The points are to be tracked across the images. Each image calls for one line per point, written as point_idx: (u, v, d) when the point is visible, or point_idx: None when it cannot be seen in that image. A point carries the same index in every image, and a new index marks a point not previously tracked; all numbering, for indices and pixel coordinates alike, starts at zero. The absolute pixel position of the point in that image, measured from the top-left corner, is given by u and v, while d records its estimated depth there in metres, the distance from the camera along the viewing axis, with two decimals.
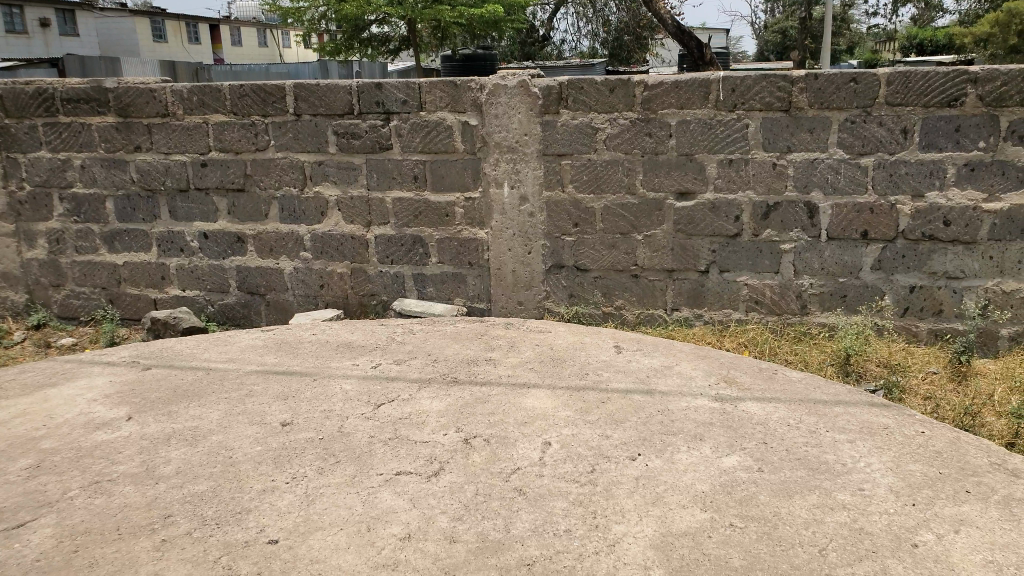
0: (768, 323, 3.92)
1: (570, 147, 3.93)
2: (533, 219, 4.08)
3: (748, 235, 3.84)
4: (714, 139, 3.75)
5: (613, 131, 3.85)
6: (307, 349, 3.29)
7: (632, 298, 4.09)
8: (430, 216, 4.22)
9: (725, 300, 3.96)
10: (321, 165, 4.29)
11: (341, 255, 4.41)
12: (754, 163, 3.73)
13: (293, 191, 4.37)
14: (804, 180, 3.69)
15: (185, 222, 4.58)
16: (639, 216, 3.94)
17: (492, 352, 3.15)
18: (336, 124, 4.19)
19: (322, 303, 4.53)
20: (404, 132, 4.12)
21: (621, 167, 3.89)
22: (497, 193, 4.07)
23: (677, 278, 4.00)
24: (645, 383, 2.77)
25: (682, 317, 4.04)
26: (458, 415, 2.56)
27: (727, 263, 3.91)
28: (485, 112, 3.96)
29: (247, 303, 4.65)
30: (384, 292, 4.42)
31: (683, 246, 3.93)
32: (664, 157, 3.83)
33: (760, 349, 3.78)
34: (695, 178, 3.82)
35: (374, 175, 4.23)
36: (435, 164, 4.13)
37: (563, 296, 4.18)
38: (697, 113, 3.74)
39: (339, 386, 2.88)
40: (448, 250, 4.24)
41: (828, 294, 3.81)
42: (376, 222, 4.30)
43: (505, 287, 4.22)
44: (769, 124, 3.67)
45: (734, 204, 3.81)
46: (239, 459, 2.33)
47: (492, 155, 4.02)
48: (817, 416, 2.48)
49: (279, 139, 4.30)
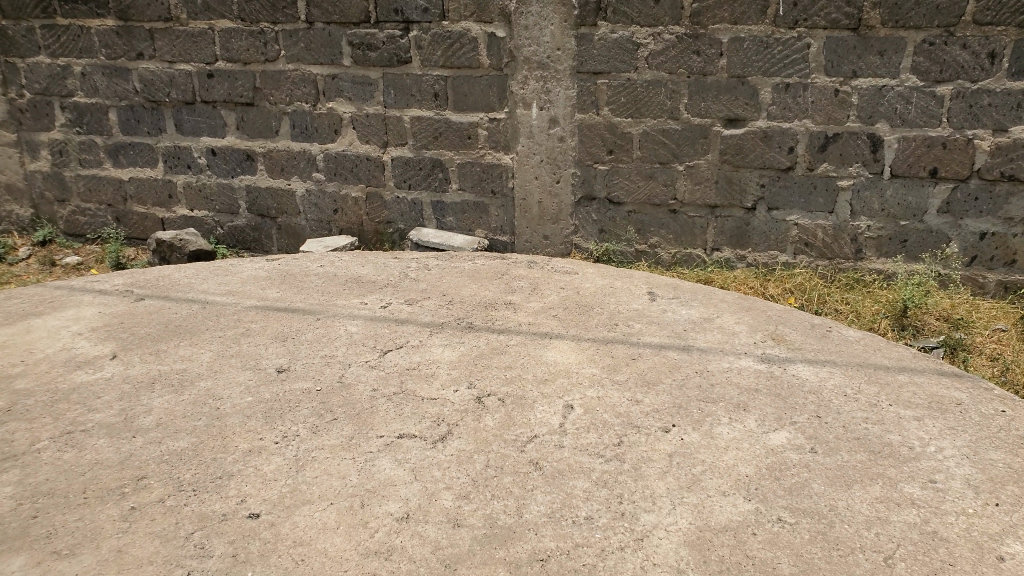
0: (818, 268, 3.58)
1: (608, 65, 3.52)
2: (563, 145, 3.72)
3: (801, 169, 3.45)
4: (770, 61, 3.32)
5: (656, 48, 3.43)
6: (312, 283, 3.03)
7: (668, 236, 3.76)
8: (452, 139, 3.88)
9: (772, 241, 3.61)
10: (335, 79, 3.93)
11: (356, 179, 4.11)
12: (815, 88, 3.31)
13: (305, 106, 4.04)
14: (869, 109, 3.27)
15: (192, 137, 4.29)
16: (681, 145, 3.56)
17: (512, 295, 2.87)
18: (350, 33, 3.81)
19: (336, 229, 4.26)
20: (425, 45, 3.73)
21: (664, 89, 3.49)
22: (525, 115, 3.71)
23: (719, 216, 3.65)
24: (682, 338, 2.48)
25: (722, 258, 3.71)
26: (471, 369, 2.31)
27: (776, 200, 3.53)
28: (513, 23, 3.55)
29: (258, 227, 4.40)
30: (400, 221, 4.14)
31: (727, 180, 3.56)
32: (713, 79, 3.41)
33: (807, 296, 3.45)
34: (747, 104, 3.41)
35: (391, 91, 3.87)
36: (458, 81, 3.75)
37: (593, 231, 3.86)
38: (752, 30, 3.29)
39: (343, 328, 2.63)
40: (470, 177, 3.92)
41: (887, 238, 3.44)
42: (393, 142, 3.97)
43: (530, 220, 3.91)
44: (834, 44, 3.22)
45: (788, 135, 3.41)
46: (228, 411, 2.10)
47: (521, 72, 3.63)
48: (878, 387, 2.18)
49: (289, 49, 3.94)
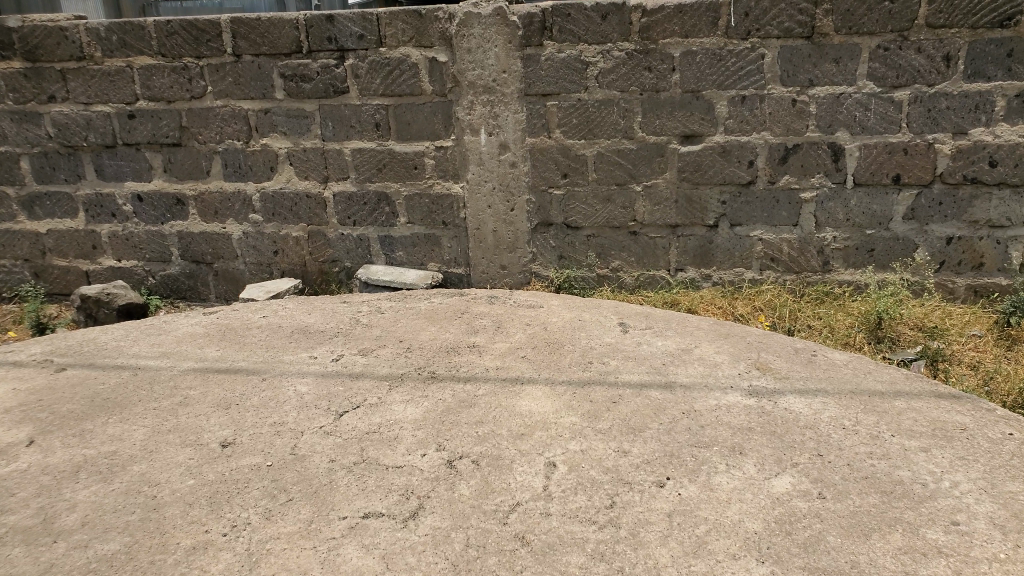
0: (786, 283, 3.47)
1: (557, 86, 3.37)
2: (515, 171, 3.55)
3: (762, 183, 3.34)
4: (724, 74, 3.21)
5: (606, 66, 3.29)
6: (255, 338, 2.77)
7: (630, 259, 3.61)
8: (397, 169, 3.66)
9: (737, 258, 3.50)
10: (268, 113, 3.69)
11: (296, 218, 3.85)
12: (771, 100, 3.21)
13: (237, 143, 3.78)
14: (828, 118, 3.19)
15: (115, 182, 3.97)
16: (638, 164, 3.43)
17: (475, 336, 2.66)
18: (282, 64, 3.58)
19: (279, 272, 4.00)
20: (363, 73, 3.52)
21: (617, 108, 3.35)
22: (474, 142, 3.52)
23: (681, 235, 3.51)
24: (663, 374, 2.31)
25: (687, 278, 3.57)
26: (438, 428, 2.09)
27: (739, 216, 3.42)
28: (455, 45, 3.38)
29: (193, 274, 4.10)
30: (347, 259, 3.89)
31: (688, 198, 3.44)
32: (666, 95, 3.29)
33: (778, 314, 3.34)
34: (703, 119, 3.29)
35: (330, 123, 3.64)
36: (401, 110, 3.55)
37: (552, 257, 3.68)
38: (704, 43, 3.18)
39: (292, 389, 2.38)
40: (419, 209, 3.71)
41: (854, 249, 3.36)
42: (334, 176, 3.74)
43: (485, 250, 3.71)
44: (788, 53, 3.13)
45: (747, 148, 3.30)
46: (165, 500, 1.84)
47: (467, 97, 3.45)
48: (876, 415, 2.05)
49: (216, 84, 3.67)
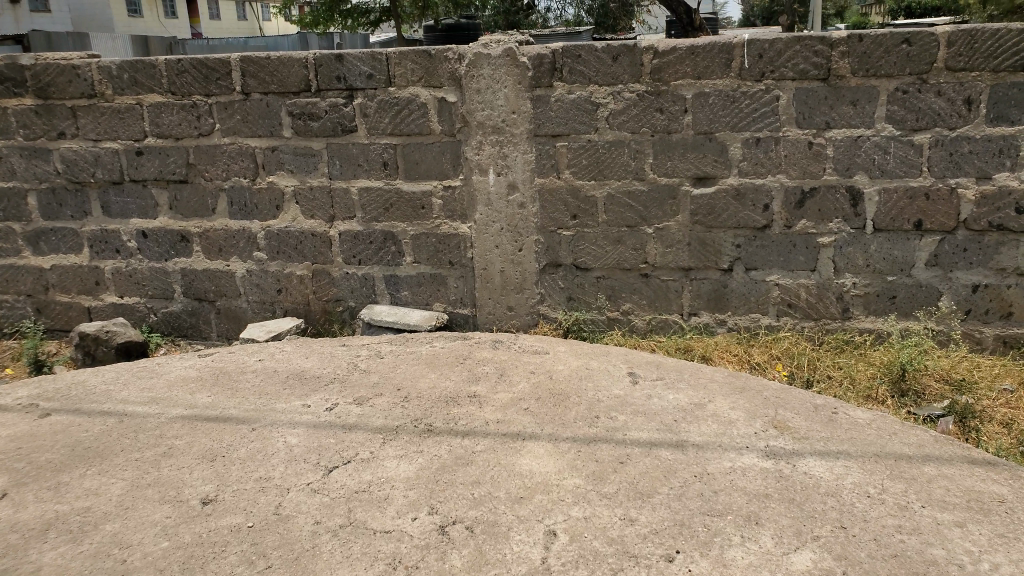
0: (804, 330, 3.33)
1: (566, 127, 3.28)
2: (523, 211, 3.45)
3: (778, 227, 3.22)
4: (738, 116, 3.11)
5: (616, 107, 3.21)
6: (248, 384, 2.65)
7: (642, 302, 3.48)
8: (403, 209, 3.58)
9: (752, 303, 3.36)
10: (275, 151, 3.63)
11: (301, 256, 3.77)
12: (787, 142, 3.10)
13: (243, 181, 3.71)
14: (845, 162, 3.07)
15: (120, 219, 3.92)
16: (649, 206, 3.32)
17: (477, 385, 2.54)
18: (290, 103, 3.53)
19: (281, 310, 3.90)
20: (371, 112, 3.46)
21: (628, 149, 3.25)
22: (481, 181, 3.43)
23: (695, 278, 3.39)
24: (673, 432, 2.17)
25: (701, 323, 3.43)
26: (431, 489, 1.96)
27: (754, 260, 3.29)
28: (465, 86, 3.31)
29: (195, 311, 4.02)
30: (350, 298, 3.80)
31: (701, 241, 3.32)
32: (678, 136, 3.19)
33: (795, 363, 3.19)
34: (716, 161, 3.19)
35: (337, 162, 3.57)
36: (409, 149, 3.48)
37: (561, 299, 3.56)
38: (718, 84, 3.09)
39: (281, 441, 2.25)
40: (425, 248, 3.61)
41: (875, 296, 3.21)
42: (339, 215, 3.66)
43: (492, 290, 3.59)
44: (804, 95, 3.03)
45: (762, 191, 3.19)
46: (136, 565, 1.72)
47: (476, 136, 3.37)
48: (905, 482, 1.90)
49: (224, 122, 3.63)
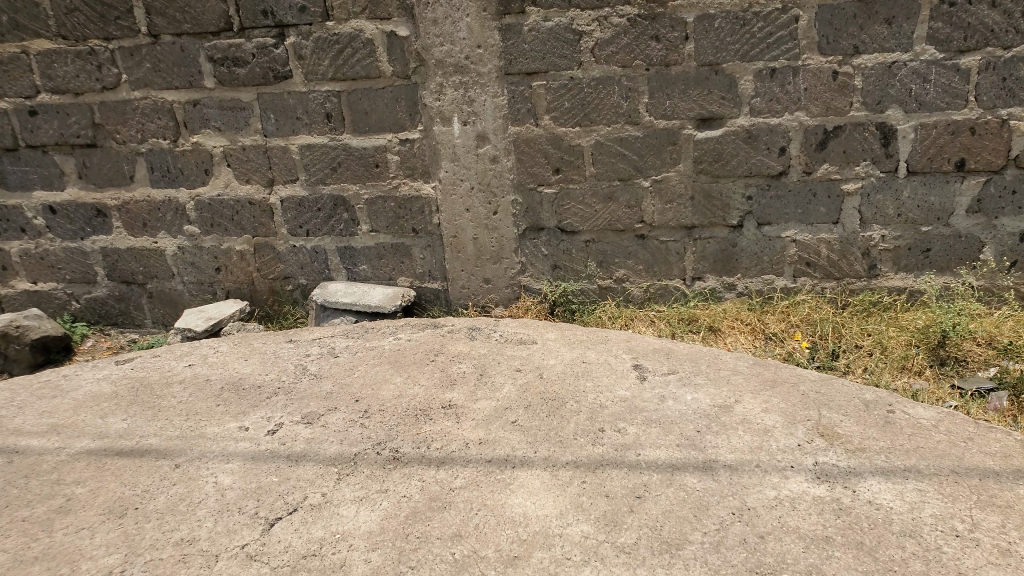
0: (825, 291, 2.92)
1: (544, 62, 2.75)
2: (496, 166, 2.95)
3: (796, 174, 2.77)
4: (749, 42, 2.61)
5: (604, 36, 2.68)
6: (170, 403, 2.21)
7: (639, 268, 3.05)
8: (354, 169, 3.08)
9: (765, 263, 2.93)
10: (197, 106, 3.10)
11: (238, 228, 3.28)
12: (807, 72, 2.62)
13: (163, 143, 3.19)
14: (876, 93, 2.60)
15: (22, 193, 3.37)
16: (644, 154, 2.84)
17: (453, 390, 2.09)
18: (210, 45, 2.98)
19: (223, 292, 3.44)
20: (307, 53, 2.91)
21: (619, 86, 2.75)
22: (445, 132, 2.92)
23: (699, 238, 2.94)
24: (698, 449, 1.75)
25: (707, 288, 3.02)
26: (399, 551, 1.52)
27: (768, 214, 2.85)
28: (418, 16, 2.76)
29: (124, 297, 3.52)
30: (302, 275, 3.33)
31: (706, 194, 2.86)
32: (677, 69, 2.69)
33: (816, 332, 2.79)
34: (723, 98, 2.71)
35: (271, 116, 3.06)
36: (356, 96, 2.95)
37: (545, 268, 3.12)
38: (725, 4, 2.58)
39: (211, 483, 1.81)
40: (383, 216, 3.13)
41: (905, 249, 2.80)
42: (280, 179, 3.16)
43: (465, 261, 3.13)
44: (829, 14, 2.52)
45: (778, 132, 2.72)
46: None
47: (434, 78, 2.84)
48: (1001, 513, 1.48)
49: (131, 72, 3.07)
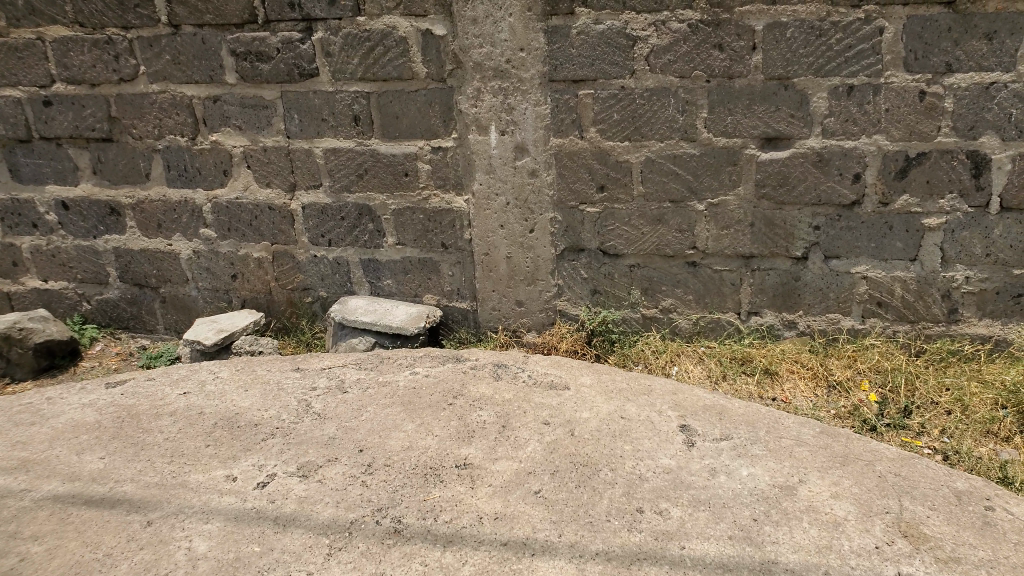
0: (897, 335, 2.61)
1: (593, 69, 2.49)
2: (535, 181, 2.68)
3: (871, 204, 2.46)
4: (824, 55, 2.30)
5: (661, 43, 2.41)
6: (154, 441, 1.99)
7: (687, 297, 2.76)
8: (382, 176, 2.85)
9: (831, 301, 2.62)
10: (217, 102, 2.90)
11: (256, 235, 3.08)
12: (889, 92, 2.31)
13: (180, 140, 3.00)
14: (969, 118, 2.28)
15: (34, 187, 3.22)
16: (700, 175, 2.56)
17: (470, 445, 1.85)
18: (233, 38, 2.77)
19: (238, 300, 3.24)
20: (335, 50, 2.69)
21: (674, 99, 2.47)
22: (480, 142, 2.67)
23: (757, 269, 2.65)
24: (755, 546, 1.47)
25: (764, 324, 2.72)
26: None
27: (836, 246, 2.54)
28: (456, 14, 2.52)
29: (135, 300, 3.35)
30: (321, 287, 3.11)
31: (768, 221, 2.56)
32: (742, 82, 2.40)
33: (886, 383, 2.48)
34: (792, 117, 2.41)
35: (295, 117, 2.84)
36: (387, 99, 2.72)
37: (584, 292, 2.85)
38: (799, 11, 2.28)
39: (184, 550, 1.57)
40: (411, 228, 2.90)
41: (993, 294, 2.47)
42: (302, 184, 2.95)
43: (497, 281, 2.87)
44: (919, 27, 2.21)
45: (853, 157, 2.41)
46: None
47: (472, 81, 2.59)
48: None
49: (150, 64, 2.89)
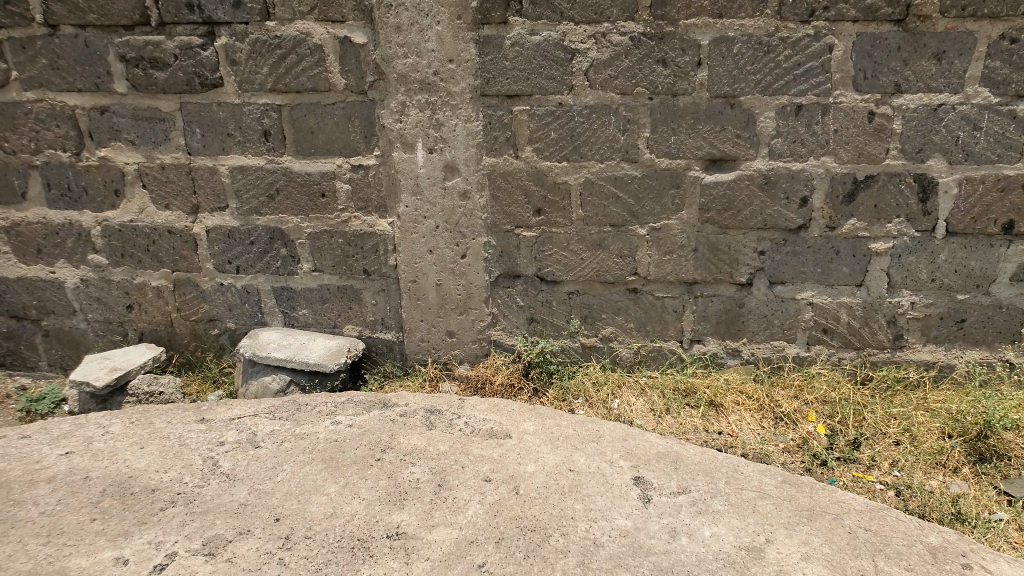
0: (842, 362, 2.53)
1: (528, 84, 2.31)
2: (466, 203, 2.48)
3: (817, 228, 2.37)
4: (772, 73, 2.20)
5: (601, 57, 2.25)
6: (27, 517, 1.65)
7: (629, 326, 2.60)
8: (296, 197, 2.58)
9: (776, 327, 2.52)
10: (105, 113, 2.57)
11: (154, 261, 2.76)
12: (838, 112, 2.22)
13: (61, 155, 2.65)
14: (918, 140, 2.21)
15: None
16: (642, 198, 2.41)
17: (401, 511, 1.62)
18: (121, 41, 2.46)
19: (134, 333, 2.90)
20: (242, 57, 2.41)
21: (616, 117, 2.31)
22: (406, 160, 2.44)
23: (700, 296, 2.52)
24: None
25: (708, 353, 2.59)
26: None
27: (782, 272, 2.44)
28: (378, 21, 2.29)
29: (12, 334, 2.96)
30: (229, 318, 2.81)
31: (712, 246, 2.44)
32: (686, 100, 2.27)
33: (834, 413, 2.38)
34: (738, 138, 2.29)
35: (197, 130, 2.54)
36: (301, 112, 2.46)
37: (520, 321, 2.66)
38: (745, 27, 2.16)
39: None
40: (330, 253, 2.64)
41: (937, 320, 2.42)
42: (206, 206, 2.65)
43: (425, 310, 2.65)
44: (869, 45, 2.13)
45: (800, 180, 2.31)
46: None
47: (396, 94, 2.37)
48: None
49: (23, 68, 2.54)
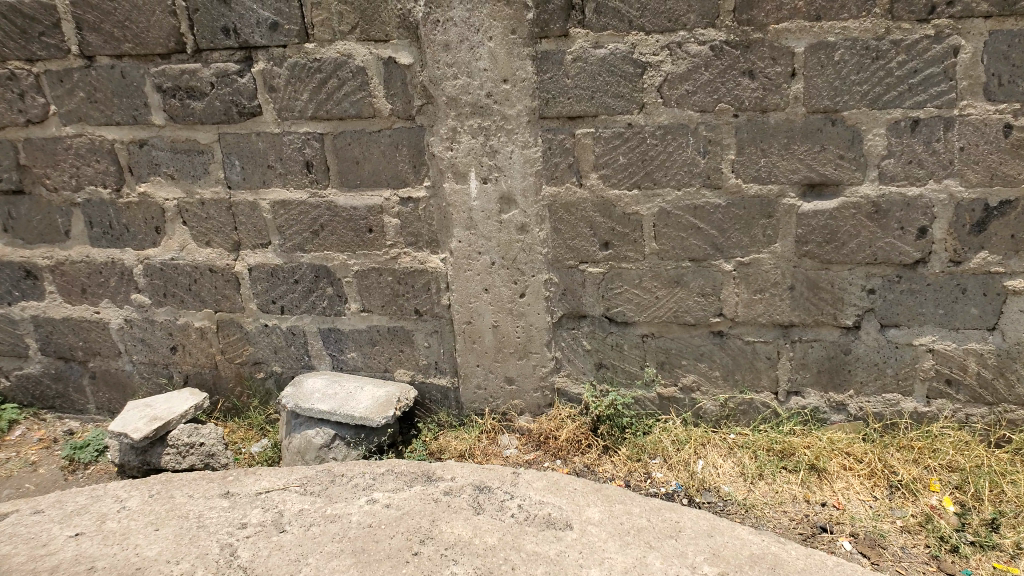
0: (970, 420, 2.14)
1: (592, 104, 2.02)
2: (526, 237, 2.20)
3: (939, 263, 1.99)
4: (884, 82, 1.84)
5: (678, 70, 1.94)
6: None
7: (713, 373, 2.28)
8: (341, 234, 2.36)
9: (889, 377, 2.15)
10: (144, 147, 2.41)
11: (197, 301, 2.59)
12: (965, 126, 1.84)
13: (102, 192, 2.51)
14: None
15: None
16: (727, 229, 2.08)
17: None
18: (156, 71, 2.29)
19: (179, 376, 2.74)
20: (280, 83, 2.21)
21: (695, 138, 2.00)
22: (458, 191, 2.19)
23: (798, 340, 2.17)
24: None
25: (807, 407, 2.25)
26: None
27: (896, 314, 2.07)
28: (422, 39, 2.05)
29: (61, 376, 2.84)
30: (275, 360, 2.62)
31: (811, 285, 2.09)
32: (779, 116, 1.93)
33: (965, 485, 1.99)
34: (843, 160, 1.94)
35: (236, 163, 2.35)
36: (344, 141, 2.24)
37: (586, 367, 2.37)
38: (850, 29, 1.82)
39: None
40: (378, 293, 2.41)
41: None
42: (247, 241, 2.46)
43: (482, 354, 2.39)
44: (1006, 45, 1.76)
45: (918, 208, 1.94)
46: None
47: (445, 120, 2.12)
48: None
49: (61, 102, 2.41)
